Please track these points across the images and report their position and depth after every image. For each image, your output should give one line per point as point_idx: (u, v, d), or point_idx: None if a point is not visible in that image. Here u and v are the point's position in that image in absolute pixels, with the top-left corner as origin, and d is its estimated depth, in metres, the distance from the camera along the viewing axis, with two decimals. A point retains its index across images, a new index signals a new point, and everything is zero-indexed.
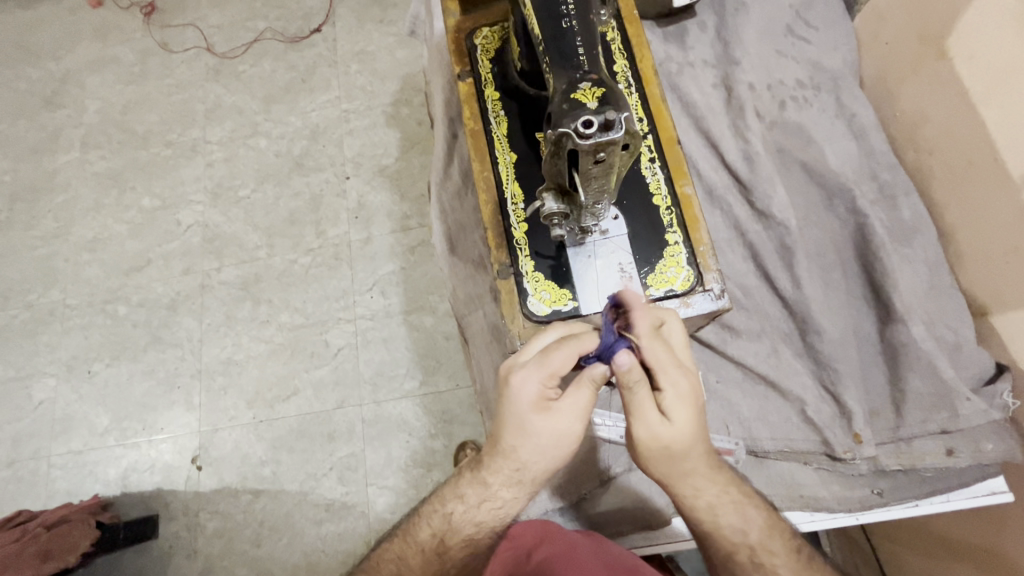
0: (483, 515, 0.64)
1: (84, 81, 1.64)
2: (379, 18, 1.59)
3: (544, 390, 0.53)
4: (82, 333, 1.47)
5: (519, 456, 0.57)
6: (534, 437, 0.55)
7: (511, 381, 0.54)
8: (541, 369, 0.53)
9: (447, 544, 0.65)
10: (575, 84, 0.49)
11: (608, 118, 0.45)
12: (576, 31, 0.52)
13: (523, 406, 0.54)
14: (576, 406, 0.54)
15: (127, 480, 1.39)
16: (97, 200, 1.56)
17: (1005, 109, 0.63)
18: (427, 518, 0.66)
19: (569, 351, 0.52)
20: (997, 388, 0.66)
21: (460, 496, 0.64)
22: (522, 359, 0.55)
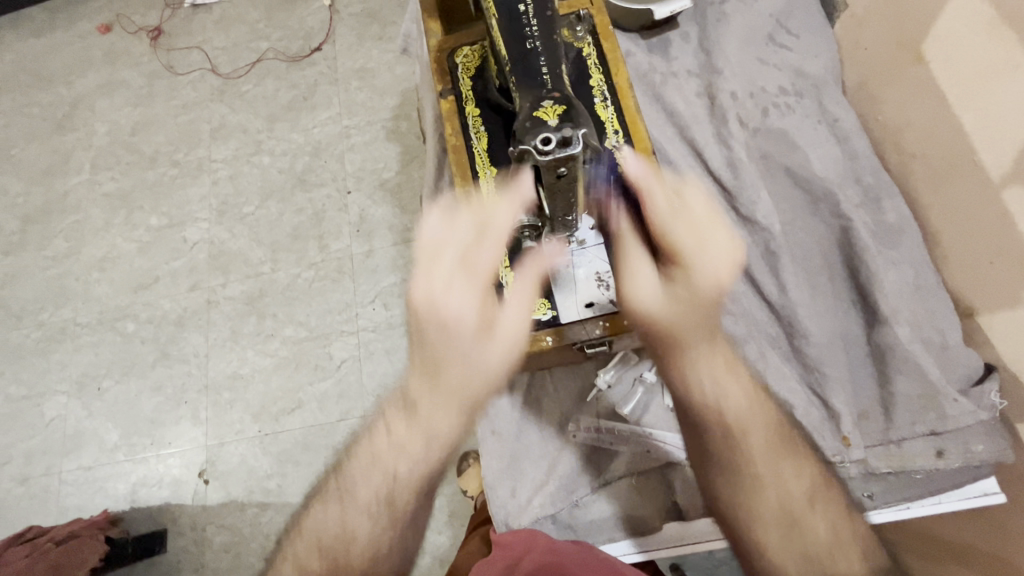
0: (435, 454, 0.59)
1: (94, 105, 1.70)
2: (378, 35, 1.63)
3: (482, 302, 0.56)
4: (92, 350, 1.51)
5: (468, 383, 0.56)
6: (477, 355, 0.55)
7: (438, 304, 0.54)
8: (464, 280, 0.55)
9: (396, 495, 0.61)
10: (538, 102, 0.51)
11: (565, 136, 0.48)
12: (541, 51, 0.54)
13: (458, 325, 0.55)
14: (516, 307, 0.59)
15: (135, 495, 1.41)
16: (107, 220, 1.60)
17: (983, 111, 0.63)
18: (366, 476, 0.61)
19: (484, 253, 0.56)
20: (984, 388, 0.66)
21: (401, 443, 0.59)
22: (439, 281, 0.55)
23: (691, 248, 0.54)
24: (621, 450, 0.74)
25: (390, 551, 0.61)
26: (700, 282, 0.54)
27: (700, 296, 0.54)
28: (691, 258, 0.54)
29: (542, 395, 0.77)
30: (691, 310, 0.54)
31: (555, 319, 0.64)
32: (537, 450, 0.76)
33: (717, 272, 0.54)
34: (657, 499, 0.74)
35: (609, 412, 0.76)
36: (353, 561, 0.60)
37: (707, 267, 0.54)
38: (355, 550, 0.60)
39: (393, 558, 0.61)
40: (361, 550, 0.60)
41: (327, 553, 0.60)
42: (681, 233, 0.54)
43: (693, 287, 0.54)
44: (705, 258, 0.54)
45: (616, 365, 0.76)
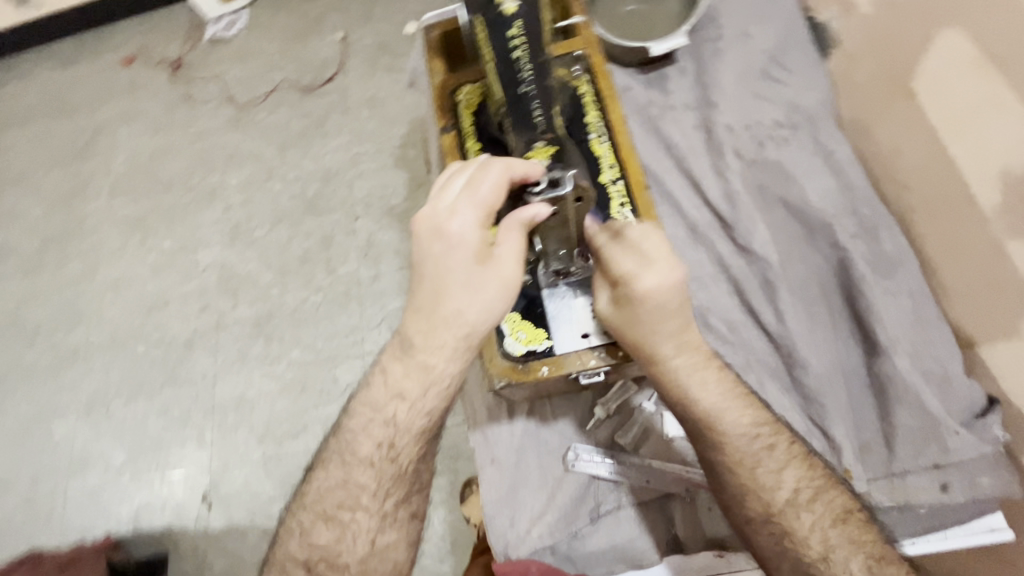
0: (433, 402, 0.60)
1: (114, 132, 1.76)
2: (389, 66, 1.68)
3: (482, 236, 0.52)
4: (102, 372, 1.53)
5: (467, 318, 0.54)
6: (476, 292, 0.53)
7: (443, 233, 0.52)
8: (473, 207, 0.51)
9: (397, 447, 0.62)
10: (531, 143, 0.54)
11: (554, 177, 0.52)
12: (536, 94, 0.54)
13: (461, 257, 0.52)
14: (514, 249, 0.54)
15: (138, 518, 1.41)
16: (122, 244, 1.65)
17: (973, 147, 0.65)
18: (367, 431, 0.62)
19: (494, 179, 0.50)
20: (987, 421, 0.65)
21: (401, 392, 0.60)
22: (444, 205, 0.52)
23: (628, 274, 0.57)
24: (621, 479, 0.73)
25: (397, 500, 0.63)
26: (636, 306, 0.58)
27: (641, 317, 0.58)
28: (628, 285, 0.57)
29: (541, 423, 0.77)
30: (630, 325, 0.59)
31: (552, 349, 0.65)
32: (535, 480, 0.75)
33: (648, 292, 0.57)
34: (656, 534, 0.72)
35: (607, 441, 0.76)
36: (361, 513, 0.62)
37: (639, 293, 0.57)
38: (362, 502, 0.62)
39: (400, 508, 0.63)
40: (368, 502, 0.62)
41: (333, 509, 0.62)
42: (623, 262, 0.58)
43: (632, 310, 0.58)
44: (637, 280, 0.57)
45: (617, 394, 0.76)
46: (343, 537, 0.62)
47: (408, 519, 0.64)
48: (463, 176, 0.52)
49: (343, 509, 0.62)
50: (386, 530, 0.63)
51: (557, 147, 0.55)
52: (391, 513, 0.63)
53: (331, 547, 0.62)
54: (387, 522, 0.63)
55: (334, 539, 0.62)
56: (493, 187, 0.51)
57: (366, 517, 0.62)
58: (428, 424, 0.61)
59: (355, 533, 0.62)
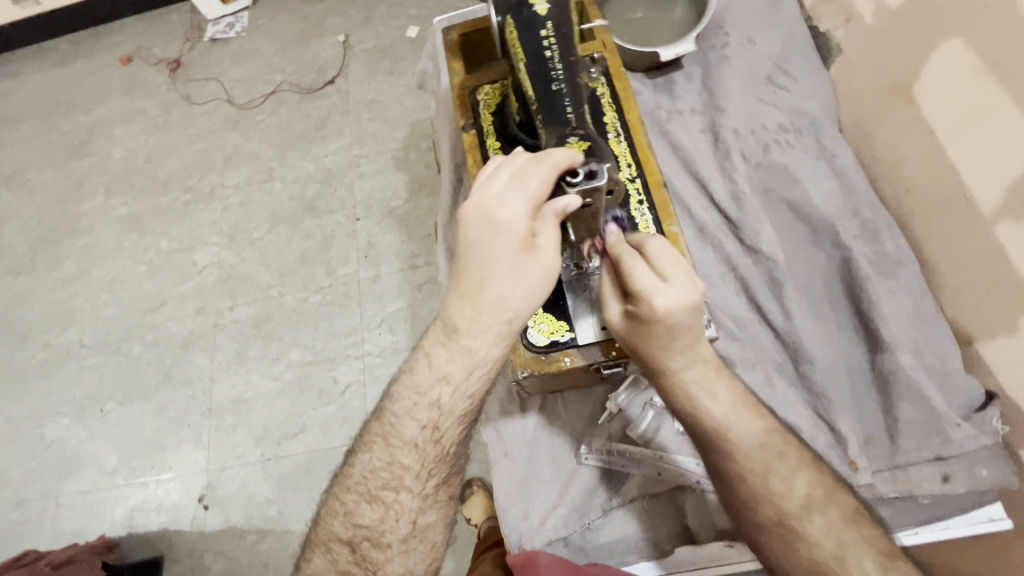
0: (476, 385, 0.61)
1: (111, 132, 1.76)
2: (389, 70, 1.70)
3: (529, 226, 0.53)
4: (97, 372, 1.52)
5: (511, 305, 0.55)
6: (521, 280, 0.54)
7: (491, 221, 0.52)
8: (523, 198, 0.52)
9: (441, 429, 0.63)
10: (564, 139, 0.55)
11: (592, 169, 0.54)
12: (566, 92, 0.57)
13: (507, 245, 0.53)
14: (556, 241, 0.55)
15: (133, 520, 1.40)
16: (118, 244, 1.64)
17: (972, 152, 0.68)
18: (411, 414, 0.62)
19: (545, 175, 0.52)
20: (986, 414, 0.68)
21: (444, 375, 0.60)
22: (492, 194, 0.52)
23: (641, 285, 0.56)
24: (633, 472, 0.75)
25: (438, 482, 0.65)
26: (647, 320, 0.57)
27: (654, 330, 0.57)
28: (639, 297, 0.56)
29: (553, 418, 0.78)
30: (644, 338, 0.59)
31: (573, 340, 0.66)
32: (548, 473, 0.77)
33: (661, 308, 0.55)
34: (667, 524, 0.74)
35: (619, 435, 0.77)
36: (404, 494, 0.64)
37: (651, 307, 0.56)
38: (405, 483, 0.64)
39: (440, 490, 0.65)
40: (411, 483, 0.64)
41: (377, 489, 0.64)
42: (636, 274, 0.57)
43: (643, 323, 0.57)
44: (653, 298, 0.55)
45: (627, 389, 0.78)
46: (386, 517, 0.64)
47: (446, 500, 0.66)
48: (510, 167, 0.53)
49: (386, 489, 0.64)
50: (428, 511, 0.65)
51: (589, 143, 0.56)
52: (433, 494, 0.65)
53: (374, 527, 0.64)
54: (428, 503, 0.65)
55: (377, 520, 0.64)
56: (544, 181, 0.52)
57: (408, 498, 0.64)
58: (473, 406, 0.63)
59: (398, 514, 0.64)
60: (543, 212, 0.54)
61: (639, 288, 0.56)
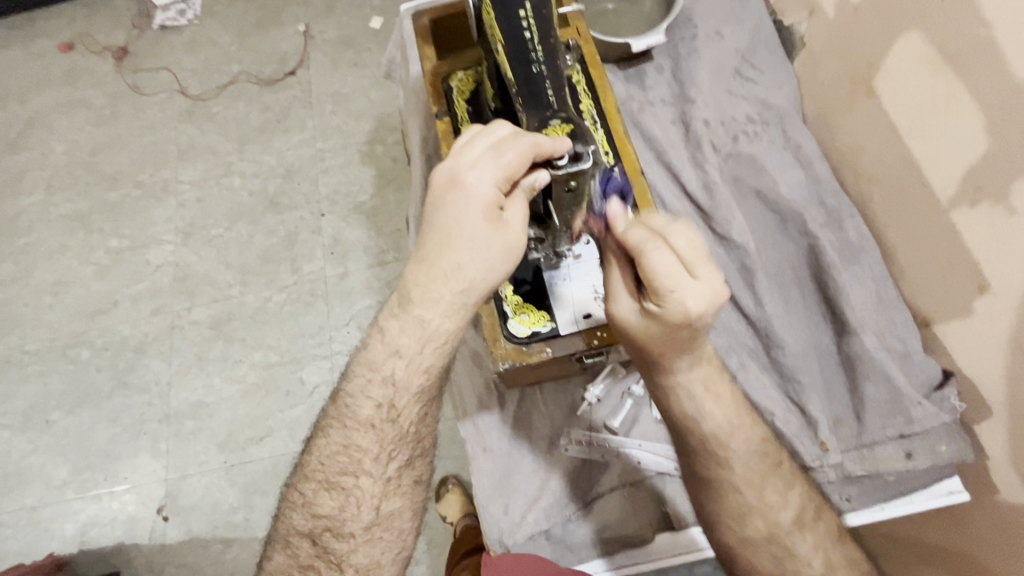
0: (430, 359, 0.59)
1: (51, 123, 1.64)
2: (353, 61, 1.65)
3: (496, 194, 0.53)
4: (41, 381, 1.42)
5: (466, 274, 0.55)
6: (481, 249, 0.54)
7: (459, 185, 0.53)
8: (494, 166, 0.52)
9: (397, 408, 0.61)
10: (545, 121, 0.54)
11: (577, 151, 0.53)
12: (547, 74, 0.55)
13: (471, 211, 0.53)
14: (521, 216, 0.56)
15: (85, 536, 1.32)
16: (61, 243, 1.53)
17: (928, 141, 0.71)
18: (365, 393, 0.60)
19: (521, 147, 0.51)
20: (945, 393, 0.71)
21: (398, 349, 0.59)
22: (466, 159, 0.53)
23: (663, 281, 0.52)
24: (612, 463, 0.75)
25: (400, 464, 0.62)
26: (670, 319, 0.53)
27: (672, 328, 0.54)
28: (660, 295, 0.52)
29: (532, 411, 0.77)
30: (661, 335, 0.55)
31: (555, 331, 0.66)
32: (527, 465, 0.76)
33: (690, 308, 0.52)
34: (649, 512, 0.74)
35: (600, 426, 0.76)
36: (364, 479, 0.61)
37: (677, 305, 0.52)
38: (364, 468, 0.61)
39: (402, 474, 0.63)
40: (370, 467, 0.61)
41: (335, 475, 0.61)
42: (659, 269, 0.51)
43: (666, 322, 0.53)
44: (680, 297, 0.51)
45: (605, 379, 0.77)
46: (347, 504, 0.61)
47: (411, 485, 0.63)
48: (489, 138, 0.54)
49: (345, 475, 0.61)
50: (391, 496, 0.62)
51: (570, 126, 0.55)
52: (395, 477, 0.62)
53: (335, 516, 0.61)
54: (390, 488, 0.62)
55: (338, 507, 0.61)
56: (521, 153, 0.52)
57: (369, 483, 0.61)
58: (433, 381, 0.61)
59: (358, 501, 0.61)
60: (517, 186, 0.55)
61: (662, 285, 0.52)
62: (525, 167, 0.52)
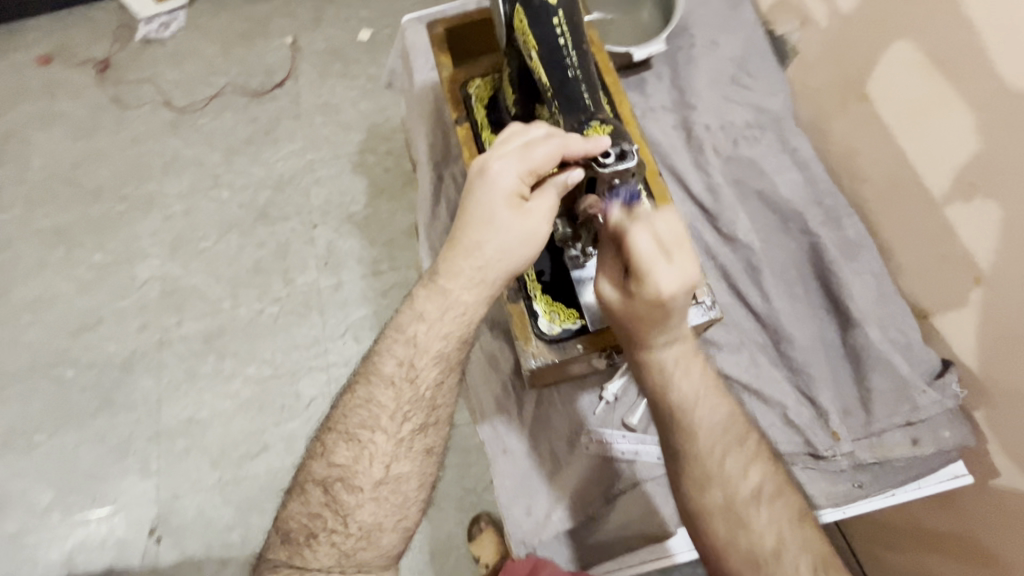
0: (449, 326, 0.63)
1: (29, 138, 1.60)
2: (341, 72, 1.65)
3: (519, 184, 0.58)
4: (22, 402, 1.37)
5: (484, 253, 0.59)
6: (499, 232, 0.58)
7: (485, 173, 0.58)
8: (521, 162, 0.56)
9: (416, 369, 0.64)
10: (586, 121, 0.56)
11: (624, 149, 0.55)
12: (582, 79, 0.57)
13: (495, 199, 0.58)
14: (544, 208, 0.58)
15: (72, 561, 1.27)
16: (43, 259, 1.49)
17: (922, 142, 0.74)
18: (389, 351, 0.64)
19: (550, 147, 0.55)
20: (947, 380, 0.74)
21: (422, 314, 0.63)
22: (499, 153, 0.58)
23: (648, 263, 0.57)
24: (635, 459, 0.75)
25: (414, 429, 0.64)
26: (645, 298, 0.58)
27: (648, 309, 0.58)
28: (643, 275, 0.57)
29: (551, 411, 0.78)
30: (636, 316, 0.59)
31: (584, 328, 0.67)
32: (547, 464, 0.76)
33: (663, 290, 0.57)
34: (671, 507, 0.75)
35: (618, 423, 0.78)
36: (379, 435, 0.63)
37: (653, 287, 0.57)
38: (381, 424, 0.64)
39: (416, 439, 0.64)
40: (386, 424, 0.63)
41: (354, 427, 0.64)
42: (641, 253, 0.57)
43: (640, 300, 0.58)
44: (656, 280, 0.57)
45: (622, 376, 0.78)
46: (360, 457, 0.63)
47: (423, 453, 0.65)
48: (524, 137, 0.58)
49: (363, 428, 0.64)
50: (401, 458, 0.64)
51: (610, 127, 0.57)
52: (408, 438, 0.64)
53: (348, 466, 0.63)
54: (402, 449, 0.64)
55: (351, 459, 0.64)
56: (549, 152, 0.55)
57: (383, 440, 0.63)
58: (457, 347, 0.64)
59: (371, 456, 0.63)
60: (548, 181, 0.58)
61: (648, 267, 0.57)
62: (553, 164, 0.56)
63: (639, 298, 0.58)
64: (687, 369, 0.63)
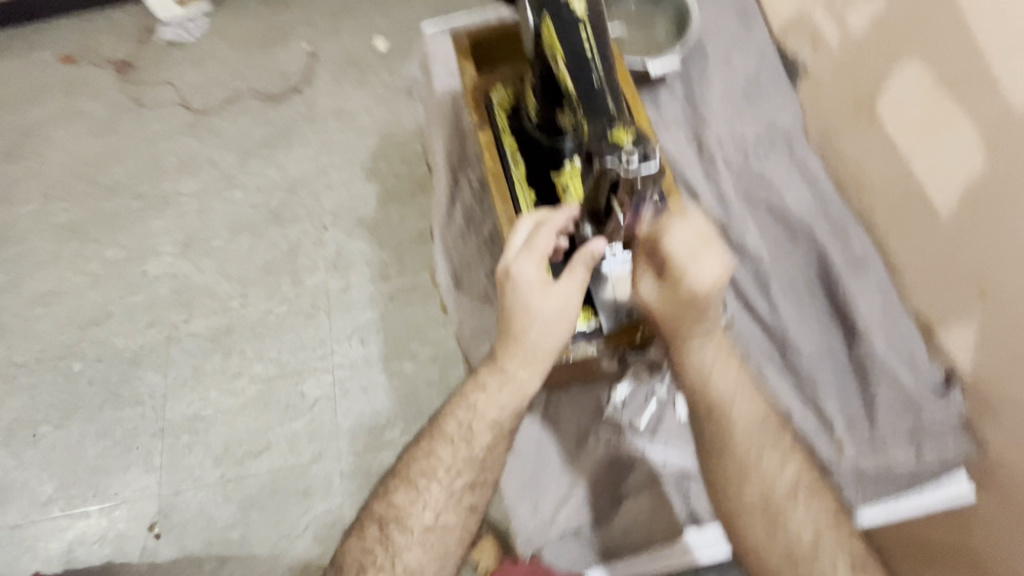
0: (506, 397, 0.65)
1: (49, 135, 1.64)
2: (357, 80, 1.69)
3: (540, 272, 0.61)
4: (30, 392, 1.39)
5: (533, 338, 0.62)
6: (541, 318, 0.61)
7: (508, 273, 0.61)
8: (532, 255, 0.60)
9: (473, 431, 0.67)
10: (608, 127, 0.56)
11: (647, 150, 0.53)
12: (606, 85, 0.58)
13: (526, 294, 0.61)
14: (572, 284, 0.62)
15: (70, 554, 1.27)
16: (57, 253, 1.52)
17: (932, 159, 0.77)
18: (452, 412, 0.68)
19: (548, 236, 0.60)
20: (950, 394, 0.76)
21: (482, 384, 0.66)
22: (510, 255, 0.62)
23: (682, 259, 0.62)
24: (640, 462, 0.77)
25: (465, 483, 0.66)
26: (689, 291, 0.62)
27: (689, 304, 0.63)
28: (681, 270, 0.62)
29: (559, 413, 0.79)
30: (679, 312, 0.64)
31: (599, 329, 0.70)
32: (554, 465, 0.77)
33: (700, 284, 0.62)
34: (675, 510, 0.76)
35: (626, 427, 0.78)
36: (434, 483, 0.66)
37: (692, 281, 0.62)
38: (437, 474, 0.67)
39: (466, 493, 0.66)
40: (441, 475, 0.66)
41: (415, 474, 0.67)
42: (676, 252, 0.62)
43: (683, 295, 0.63)
44: (692, 275, 0.62)
45: (631, 381, 0.79)
46: (415, 501, 0.66)
47: (469, 508, 0.67)
48: (522, 233, 0.62)
49: (421, 476, 0.67)
50: (449, 510, 0.66)
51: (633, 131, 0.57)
52: (458, 493, 0.66)
53: (403, 509, 0.66)
54: (452, 501, 0.66)
55: (407, 501, 0.67)
56: (548, 239, 0.61)
57: (436, 489, 0.66)
58: (516, 410, 0.66)
59: (424, 502, 0.66)
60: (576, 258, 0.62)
61: (682, 262, 0.62)
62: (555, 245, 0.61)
63: (680, 297, 0.63)
64: (727, 366, 0.68)
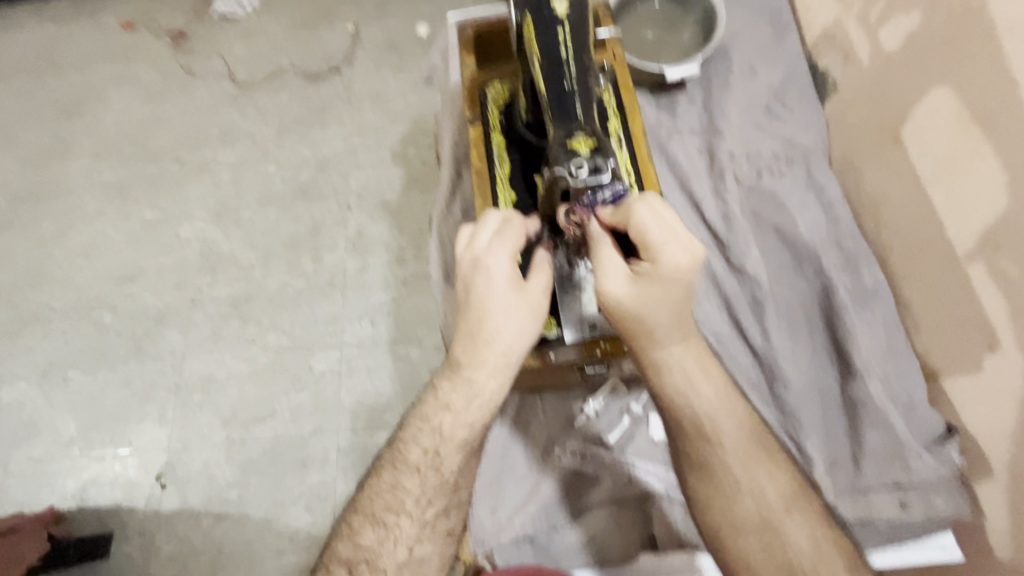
0: (475, 414, 0.63)
1: (104, 96, 1.72)
2: (396, 64, 1.70)
3: (512, 266, 0.61)
4: (63, 338, 1.48)
5: (504, 340, 0.60)
6: (513, 315, 0.60)
7: (480, 267, 0.60)
8: (505, 247, 0.60)
9: (441, 456, 0.65)
10: (570, 134, 0.56)
11: (597, 164, 0.55)
12: (577, 92, 0.58)
13: (497, 287, 0.60)
14: (542, 284, 0.62)
15: (84, 494, 1.35)
16: (100, 210, 1.60)
17: (952, 193, 0.71)
18: (415, 439, 0.65)
19: (519, 230, 0.61)
20: (945, 446, 0.71)
21: (447, 403, 0.64)
22: (479, 249, 0.61)
23: (656, 240, 0.57)
24: (604, 477, 0.76)
25: (437, 511, 0.65)
26: (665, 275, 0.57)
27: (664, 288, 0.57)
28: (656, 252, 0.56)
29: (529, 418, 0.79)
30: (652, 301, 0.57)
31: (560, 338, 0.67)
32: (520, 468, 0.77)
33: (675, 263, 0.57)
34: (633, 528, 0.76)
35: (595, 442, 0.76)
36: (404, 518, 0.65)
37: (668, 262, 0.56)
38: (406, 508, 0.65)
39: (439, 520, 0.66)
40: (411, 508, 0.65)
41: (380, 510, 0.65)
42: (652, 231, 0.56)
43: (661, 279, 0.57)
44: (668, 253, 0.56)
45: (605, 395, 0.77)
46: (385, 539, 0.64)
47: (445, 534, 0.66)
48: (490, 228, 0.62)
49: (388, 512, 0.65)
50: (424, 541, 0.65)
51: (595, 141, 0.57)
52: (431, 523, 0.65)
53: (374, 548, 0.64)
54: (426, 531, 0.65)
55: (377, 540, 0.64)
56: (519, 233, 0.61)
57: (407, 524, 0.65)
58: (479, 422, 0.64)
59: (395, 539, 0.64)
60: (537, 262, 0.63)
61: (655, 242, 0.57)
62: (522, 242, 0.61)
63: (654, 282, 0.57)
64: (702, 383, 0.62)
